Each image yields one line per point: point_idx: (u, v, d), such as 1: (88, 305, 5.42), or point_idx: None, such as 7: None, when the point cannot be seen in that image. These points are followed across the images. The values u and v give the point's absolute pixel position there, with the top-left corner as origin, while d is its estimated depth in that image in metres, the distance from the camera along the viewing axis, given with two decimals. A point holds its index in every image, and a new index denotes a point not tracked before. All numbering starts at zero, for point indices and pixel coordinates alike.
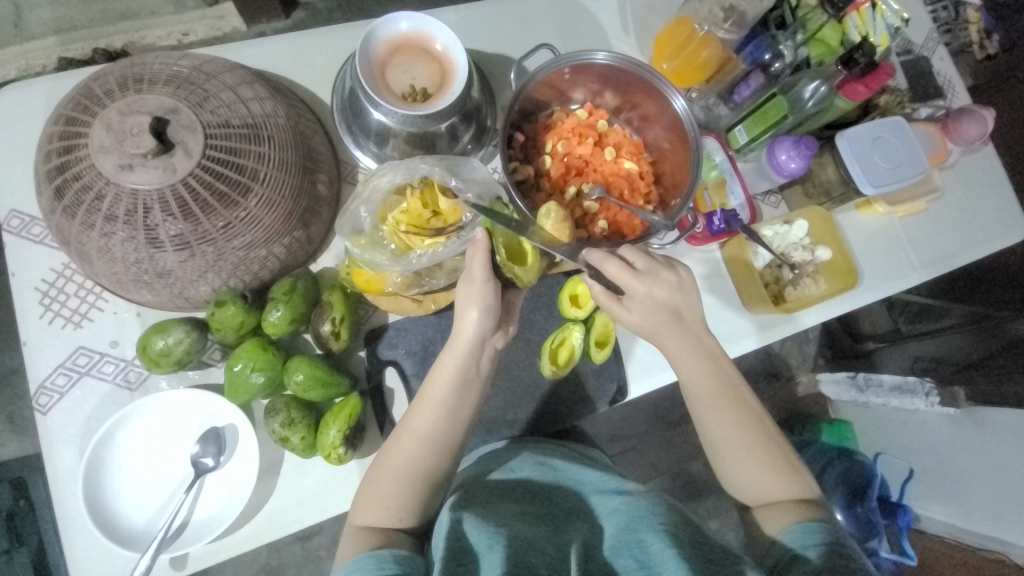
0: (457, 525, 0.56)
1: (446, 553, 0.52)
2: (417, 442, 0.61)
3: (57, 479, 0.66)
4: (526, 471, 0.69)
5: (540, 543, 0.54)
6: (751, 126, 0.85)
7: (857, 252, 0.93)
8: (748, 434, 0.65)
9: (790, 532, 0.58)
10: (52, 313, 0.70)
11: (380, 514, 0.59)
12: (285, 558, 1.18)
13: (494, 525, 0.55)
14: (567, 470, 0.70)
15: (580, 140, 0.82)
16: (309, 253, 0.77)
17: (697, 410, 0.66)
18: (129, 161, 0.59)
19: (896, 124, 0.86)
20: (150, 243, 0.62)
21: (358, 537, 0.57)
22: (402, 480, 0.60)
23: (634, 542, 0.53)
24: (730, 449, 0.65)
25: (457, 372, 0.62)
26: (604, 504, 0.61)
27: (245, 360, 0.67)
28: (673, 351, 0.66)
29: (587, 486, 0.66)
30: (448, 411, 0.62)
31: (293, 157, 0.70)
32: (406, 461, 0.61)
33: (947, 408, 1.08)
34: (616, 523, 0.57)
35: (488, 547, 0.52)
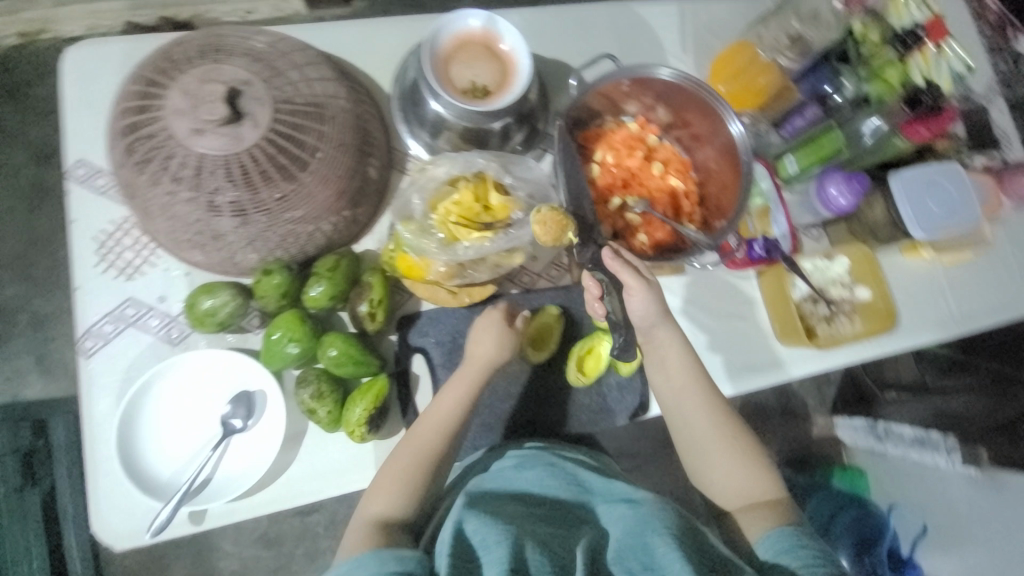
0: (459, 528, 0.56)
1: (452, 552, 0.53)
2: (436, 432, 0.67)
3: (91, 422, 0.68)
4: (536, 470, 0.68)
5: (550, 544, 0.55)
6: (802, 156, 0.84)
7: (897, 296, 0.91)
8: (727, 429, 0.69)
9: (768, 537, 0.59)
10: (107, 263, 0.73)
11: (387, 502, 0.63)
12: (284, 530, 1.20)
13: (501, 523, 0.56)
14: (577, 474, 0.69)
15: (630, 152, 0.83)
16: (354, 233, 0.79)
17: (676, 402, 0.71)
18: (201, 126, 0.61)
19: (952, 171, 0.85)
20: (210, 207, 0.65)
21: (369, 525, 0.60)
22: (414, 468, 0.65)
23: (639, 545, 0.54)
24: (711, 445, 0.69)
25: (477, 373, 0.70)
26: (611, 512, 0.62)
27: (284, 329, 0.69)
28: (665, 347, 0.71)
29: (595, 496, 0.66)
30: (468, 400, 0.69)
31: (351, 139, 0.72)
32: (420, 455, 0.65)
33: (968, 467, 1.00)
34: (623, 529, 0.57)
35: (494, 543, 0.52)
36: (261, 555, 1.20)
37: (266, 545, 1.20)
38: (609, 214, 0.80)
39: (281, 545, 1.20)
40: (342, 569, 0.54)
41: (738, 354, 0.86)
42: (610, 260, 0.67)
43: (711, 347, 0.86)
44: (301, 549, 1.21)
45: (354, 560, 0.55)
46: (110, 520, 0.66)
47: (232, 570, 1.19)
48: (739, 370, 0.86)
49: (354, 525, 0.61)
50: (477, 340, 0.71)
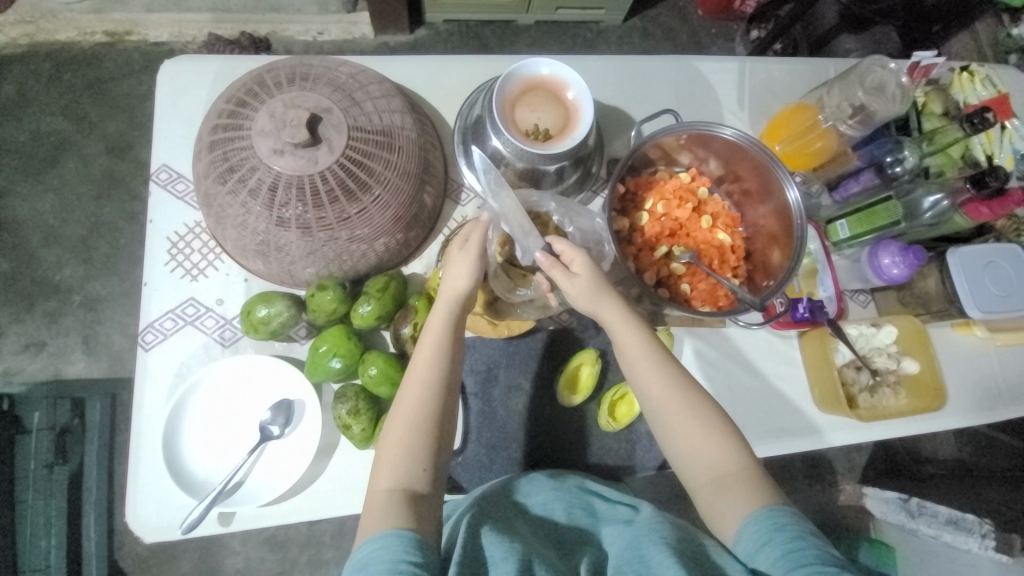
0: (474, 540, 0.56)
1: (461, 560, 0.53)
2: (423, 385, 0.60)
3: (140, 413, 0.72)
4: (542, 495, 0.67)
5: (555, 564, 0.55)
6: (855, 223, 0.83)
7: (946, 372, 0.88)
8: (687, 403, 0.62)
9: (744, 530, 0.54)
10: (176, 263, 0.77)
11: (397, 471, 0.57)
12: (291, 535, 1.21)
13: (510, 539, 0.56)
14: (579, 495, 0.67)
15: (680, 203, 0.83)
16: (404, 255, 0.82)
17: (631, 378, 0.65)
18: (282, 147, 0.66)
19: (1013, 252, 0.83)
20: (278, 222, 0.69)
21: (387, 502, 0.54)
22: (416, 431, 0.58)
23: (638, 559, 0.55)
24: (671, 423, 0.62)
25: (450, 311, 0.63)
26: (612, 533, 0.61)
27: (330, 343, 0.71)
28: (612, 320, 0.64)
29: (599, 518, 0.65)
30: (445, 344, 0.62)
31: (414, 168, 0.75)
32: (412, 421, 0.58)
33: (999, 554, 0.94)
34: (621, 543, 0.59)
35: (501, 558, 0.53)
36: (266, 557, 1.20)
37: (272, 548, 1.20)
38: (653, 262, 0.81)
39: (286, 550, 1.21)
40: (358, 555, 0.51)
41: (769, 415, 0.84)
42: (543, 263, 0.65)
43: (745, 405, 0.84)
44: (305, 556, 1.21)
45: (374, 536, 0.52)
46: (145, 511, 0.68)
47: (236, 569, 1.19)
48: (772, 432, 0.83)
49: (369, 499, 0.56)
50: (447, 277, 0.64)
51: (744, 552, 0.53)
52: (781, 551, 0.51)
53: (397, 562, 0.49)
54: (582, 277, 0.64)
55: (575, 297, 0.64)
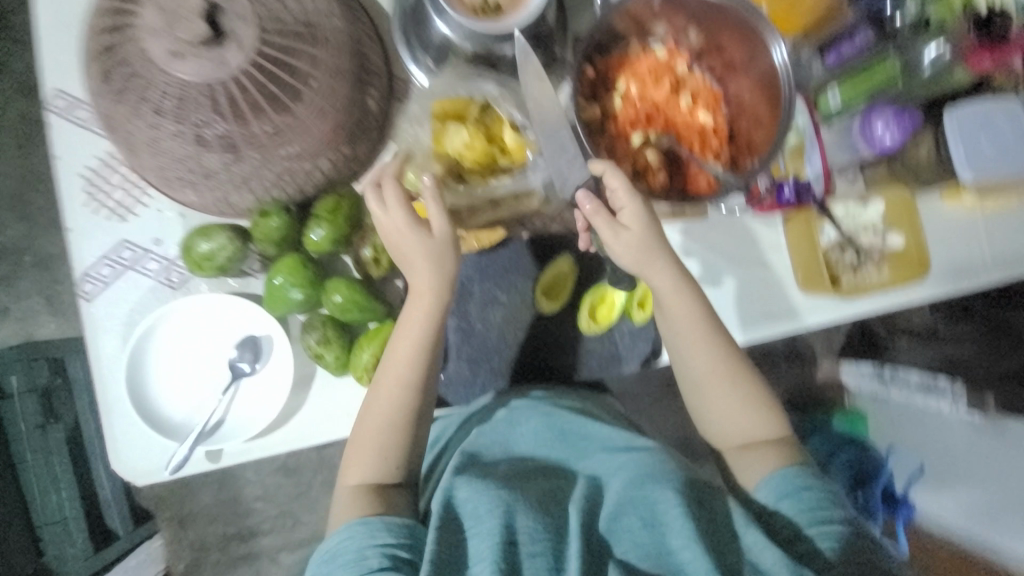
0: (449, 496, 0.58)
1: (439, 524, 0.54)
2: (403, 385, 0.60)
3: (99, 365, 0.68)
4: (530, 425, 0.70)
5: (540, 507, 0.57)
6: (847, 89, 0.77)
7: (931, 242, 0.86)
8: (728, 371, 0.66)
9: (771, 480, 0.60)
10: (97, 204, 0.70)
11: (369, 468, 0.60)
12: (301, 462, 1.22)
13: (494, 489, 0.57)
14: (572, 427, 0.70)
15: (655, 82, 0.75)
16: (354, 171, 0.74)
17: (675, 347, 0.67)
18: (179, 48, 0.54)
19: (1011, 110, 0.77)
20: (199, 142, 0.60)
21: (354, 496, 0.58)
22: (391, 432, 0.60)
23: (639, 500, 0.57)
24: (713, 387, 0.66)
25: (432, 307, 0.59)
26: (604, 465, 0.65)
27: (285, 275, 0.66)
28: (664, 286, 0.63)
29: (593, 445, 0.69)
30: (422, 343, 0.60)
31: (348, 65, 0.65)
32: (389, 420, 0.60)
33: (972, 414, 1.03)
34: (622, 478, 0.60)
35: (485, 513, 0.54)
36: (282, 483, 1.22)
37: (286, 475, 1.22)
38: (629, 152, 0.73)
39: (300, 475, 1.22)
40: (327, 547, 0.55)
41: (754, 302, 0.82)
42: (588, 208, 0.59)
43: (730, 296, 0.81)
44: (320, 478, 1.23)
45: (345, 525, 0.55)
46: (127, 459, 0.68)
47: (255, 496, 1.22)
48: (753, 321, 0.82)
49: (340, 494, 0.60)
50: (415, 269, 0.58)
51: (761, 500, 0.60)
52: (805, 504, 0.57)
53: (363, 551, 0.53)
54: (631, 230, 0.60)
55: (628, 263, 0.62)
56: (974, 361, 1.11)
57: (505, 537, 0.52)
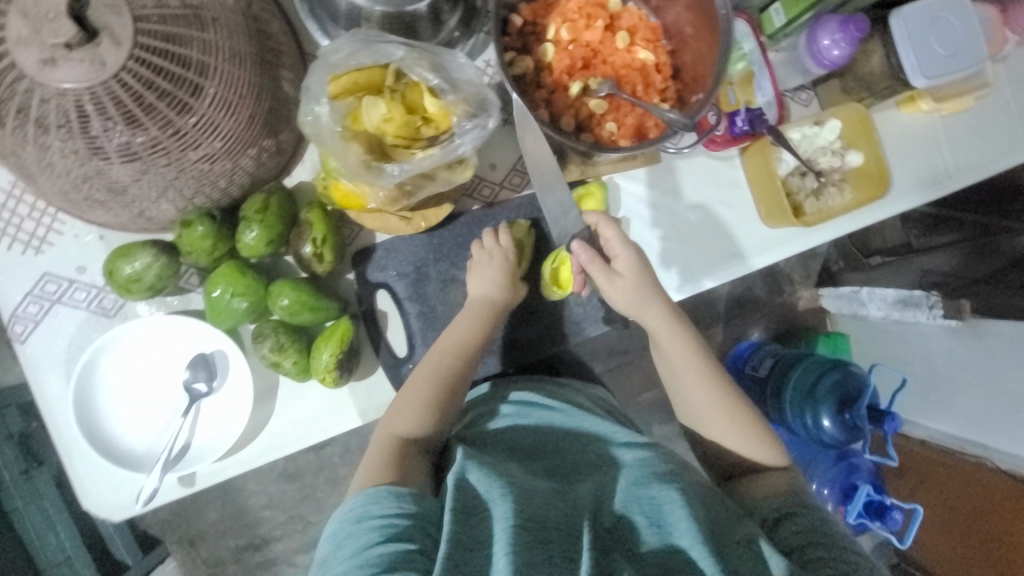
0: (462, 476, 0.52)
1: (455, 505, 0.48)
2: (454, 359, 0.65)
3: (47, 407, 0.65)
4: (532, 417, 0.66)
5: (553, 493, 0.51)
6: (789, 4, 0.72)
7: (890, 157, 0.84)
8: (730, 410, 0.66)
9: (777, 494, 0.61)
10: (9, 239, 0.65)
11: (410, 420, 0.61)
12: (301, 465, 1.19)
13: (504, 475, 0.53)
14: (575, 416, 0.66)
15: (588, 23, 0.69)
16: (282, 164, 0.69)
17: (675, 384, 0.68)
18: (47, 53, 0.49)
19: (962, 5, 0.73)
20: (97, 156, 0.55)
21: (396, 446, 0.59)
22: (434, 390, 0.63)
23: (645, 496, 0.52)
24: (714, 423, 0.67)
25: (496, 296, 0.68)
26: (608, 455, 0.60)
27: (223, 285, 0.62)
28: (658, 326, 0.66)
29: (596, 435, 0.63)
30: (478, 332, 0.67)
31: (248, 47, 0.58)
32: (434, 383, 0.63)
33: (949, 320, 1.04)
34: (628, 475, 0.55)
35: (497, 496, 0.49)
36: (285, 489, 1.19)
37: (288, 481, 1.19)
38: (569, 103, 0.69)
39: (302, 479, 1.20)
40: (348, 514, 0.50)
41: (716, 243, 0.81)
42: (584, 257, 0.63)
43: (692, 238, 0.81)
44: (322, 479, 1.20)
45: (368, 490, 0.52)
46: (98, 497, 0.65)
47: (261, 505, 1.20)
48: (717, 261, 0.81)
49: (376, 440, 0.60)
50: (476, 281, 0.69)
51: (764, 512, 0.58)
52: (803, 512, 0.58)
53: (388, 519, 0.49)
54: (626, 277, 0.64)
55: (620, 306, 0.66)
56: (962, 269, 1.09)
57: (521, 520, 0.47)
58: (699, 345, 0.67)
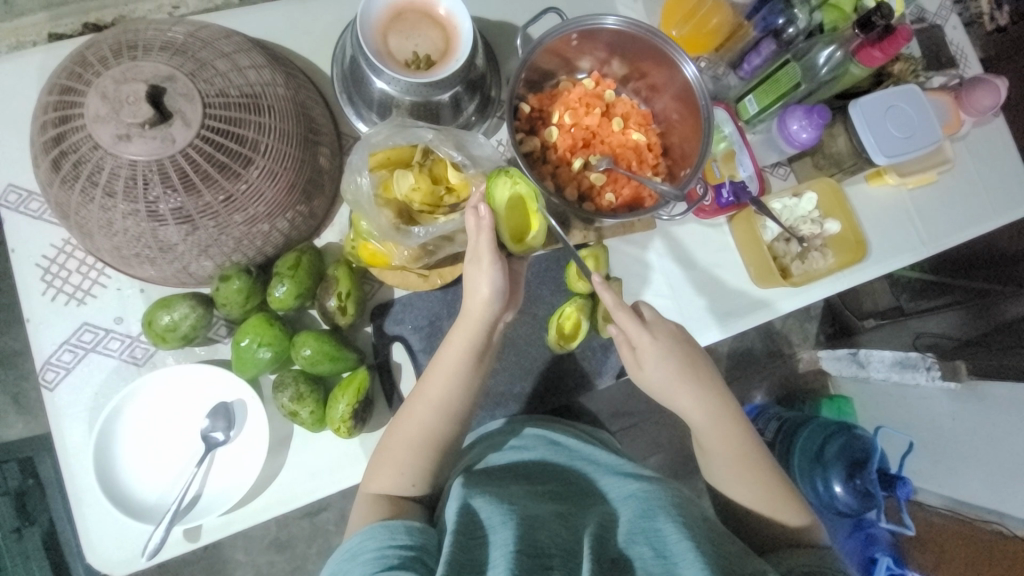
0: (467, 502, 0.53)
1: (457, 527, 0.50)
2: (435, 412, 0.60)
3: (67, 455, 0.67)
4: (537, 450, 0.68)
5: (554, 523, 0.52)
6: (761, 96, 0.83)
7: (865, 224, 0.92)
8: (765, 481, 0.64)
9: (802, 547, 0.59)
10: (54, 290, 0.70)
11: (390, 480, 0.59)
12: (294, 533, 1.15)
13: (508, 502, 0.54)
14: (580, 450, 0.68)
15: (587, 110, 0.80)
16: (313, 227, 0.76)
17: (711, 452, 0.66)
18: (126, 131, 0.57)
19: (911, 92, 0.84)
20: (152, 218, 0.61)
21: (370, 504, 0.56)
22: (413, 453, 0.60)
23: (650, 527, 0.51)
24: (744, 486, 0.64)
25: (473, 335, 0.60)
26: (613, 488, 0.59)
27: (252, 335, 0.66)
28: (689, 408, 0.65)
29: (599, 467, 0.64)
30: (452, 385, 0.61)
31: (295, 128, 0.67)
32: (410, 439, 0.60)
33: (948, 381, 1.06)
34: (631, 507, 0.55)
35: (501, 522, 0.50)
36: (275, 560, 1.14)
37: (279, 551, 1.15)
38: (572, 177, 0.78)
39: (293, 547, 1.15)
40: (347, 545, 0.51)
41: (711, 303, 0.87)
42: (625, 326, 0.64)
43: (687, 295, 0.86)
44: (314, 549, 1.16)
45: (365, 528, 0.52)
46: (104, 548, 0.66)
47: None
48: (712, 318, 0.86)
49: (359, 500, 0.59)
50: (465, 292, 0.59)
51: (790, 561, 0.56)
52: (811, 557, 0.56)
53: (384, 550, 0.49)
54: (661, 358, 0.64)
55: (649, 387, 0.66)
56: (967, 326, 1.12)
57: (522, 546, 0.47)
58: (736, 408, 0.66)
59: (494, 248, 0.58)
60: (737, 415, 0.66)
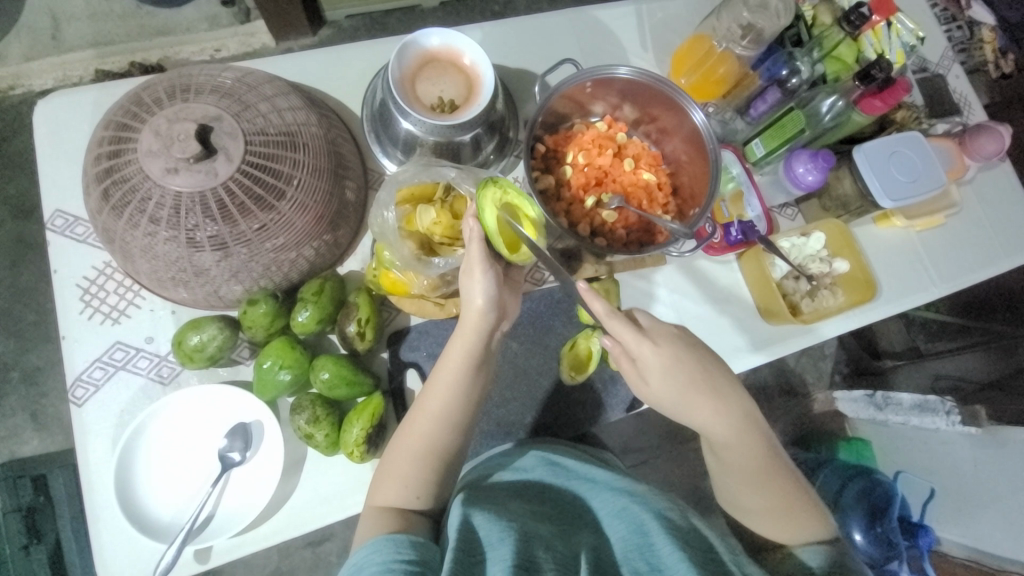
0: (468, 519, 0.54)
1: (457, 544, 0.51)
2: (436, 423, 0.61)
3: (88, 470, 0.69)
4: (536, 471, 0.68)
5: (552, 541, 0.53)
6: (767, 140, 0.86)
7: (874, 264, 0.93)
8: (774, 486, 0.63)
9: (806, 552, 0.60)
10: (92, 309, 0.74)
11: (398, 493, 0.60)
12: (296, 563, 1.14)
13: (507, 520, 0.54)
14: (578, 468, 0.68)
15: (600, 151, 0.84)
16: (337, 255, 0.80)
17: (721, 467, 0.66)
18: (175, 165, 0.62)
19: (914, 139, 0.87)
20: (190, 245, 0.65)
21: (377, 517, 0.57)
22: (418, 466, 0.60)
23: (643, 544, 0.53)
24: (748, 494, 0.64)
25: (472, 344, 0.61)
26: (606, 505, 0.60)
27: (274, 357, 0.69)
28: (708, 419, 0.63)
29: (596, 484, 0.64)
30: (453, 395, 0.61)
31: (326, 164, 0.72)
32: (414, 452, 0.61)
33: (968, 427, 1.04)
34: (624, 528, 0.56)
35: (499, 539, 0.51)
36: None
37: None
38: (585, 213, 0.82)
39: None
40: (354, 559, 0.51)
41: (722, 337, 0.88)
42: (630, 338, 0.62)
43: (697, 330, 0.87)
44: None
45: (370, 541, 0.52)
46: (117, 566, 0.66)
47: None
48: (724, 353, 0.87)
49: (365, 515, 0.59)
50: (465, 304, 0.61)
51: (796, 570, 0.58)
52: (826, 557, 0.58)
53: (389, 563, 0.49)
54: (663, 370, 0.62)
55: (660, 400, 0.64)
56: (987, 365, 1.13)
57: (520, 562, 0.48)
58: (747, 418, 0.64)
59: (485, 256, 0.60)
60: (755, 422, 0.64)
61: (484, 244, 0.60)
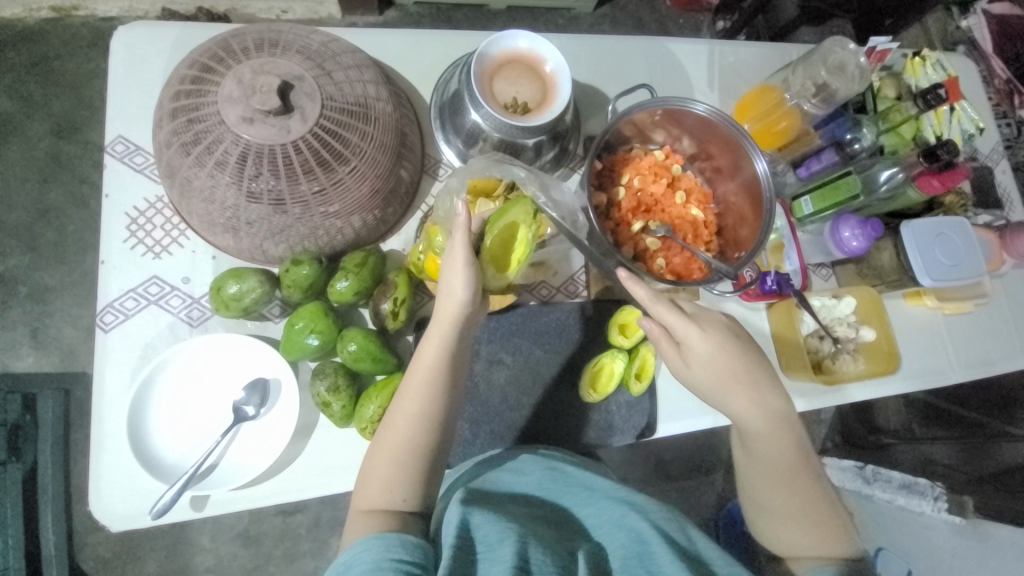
0: (465, 520, 0.53)
1: (453, 547, 0.50)
2: (413, 422, 0.60)
3: (100, 398, 0.69)
4: (536, 475, 0.67)
5: (551, 543, 0.53)
6: (818, 199, 0.88)
7: (899, 340, 0.94)
8: (800, 500, 0.64)
9: None
10: (136, 240, 0.74)
11: (379, 494, 0.57)
12: (265, 530, 1.13)
13: (505, 521, 0.54)
14: (578, 477, 0.67)
15: (654, 178, 0.85)
16: (382, 231, 0.81)
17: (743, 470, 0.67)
18: (252, 114, 0.63)
19: (959, 224, 0.88)
20: (248, 196, 0.66)
21: (365, 521, 0.55)
22: (406, 466, 0.58)
23: (643, 552, 0.53)
24: (769, 503, 0.64)
25: (449, 335, 0.61)
26: (602, 516, 0.60)
27: (306, 320, 0.69)
28: (743, 411, 0.64)
29: (597, 493, 0.64)
30: (432, 398, 0.60)
31: (391, 141, 0.73)
32: (395, 454, 0.59)
33: (953, 516, 1.04)
34: (622, 538, 0.56)
35: (497, 540, 0.51)
36: (238, 553, 1.12)
37: (246, 544, 1.12)
38: (630, 237, 0.82)
39: (260, 544, 1.13)
40: (343, 558, 0.51)
41: None
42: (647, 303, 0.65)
43: None
44: (280, 551, 1.13)
45: (362, 539, 0.52)
46: (112, 499, 0.66)
47: (207, 567, 1.11)
48: None
49: (352, 517, 0.57)
50: (442, 299, 0.61)
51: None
52: None
53: (380, 561, 0.49)
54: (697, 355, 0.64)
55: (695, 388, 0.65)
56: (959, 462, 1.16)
57: (519, 563, 0.48)
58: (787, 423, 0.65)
59: (468, 249, 0.61)
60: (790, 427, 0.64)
61: (467, 231, 0.60)
